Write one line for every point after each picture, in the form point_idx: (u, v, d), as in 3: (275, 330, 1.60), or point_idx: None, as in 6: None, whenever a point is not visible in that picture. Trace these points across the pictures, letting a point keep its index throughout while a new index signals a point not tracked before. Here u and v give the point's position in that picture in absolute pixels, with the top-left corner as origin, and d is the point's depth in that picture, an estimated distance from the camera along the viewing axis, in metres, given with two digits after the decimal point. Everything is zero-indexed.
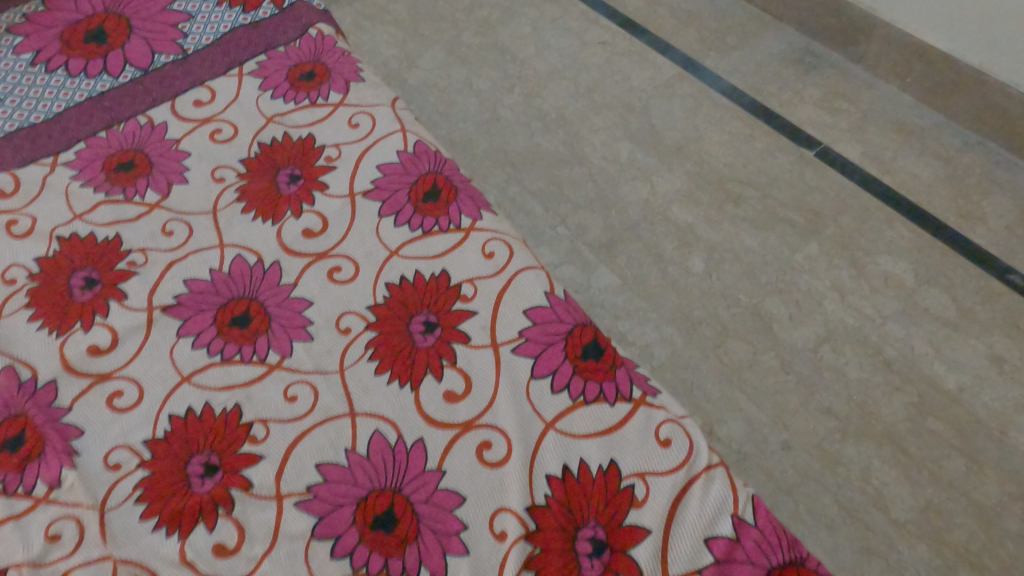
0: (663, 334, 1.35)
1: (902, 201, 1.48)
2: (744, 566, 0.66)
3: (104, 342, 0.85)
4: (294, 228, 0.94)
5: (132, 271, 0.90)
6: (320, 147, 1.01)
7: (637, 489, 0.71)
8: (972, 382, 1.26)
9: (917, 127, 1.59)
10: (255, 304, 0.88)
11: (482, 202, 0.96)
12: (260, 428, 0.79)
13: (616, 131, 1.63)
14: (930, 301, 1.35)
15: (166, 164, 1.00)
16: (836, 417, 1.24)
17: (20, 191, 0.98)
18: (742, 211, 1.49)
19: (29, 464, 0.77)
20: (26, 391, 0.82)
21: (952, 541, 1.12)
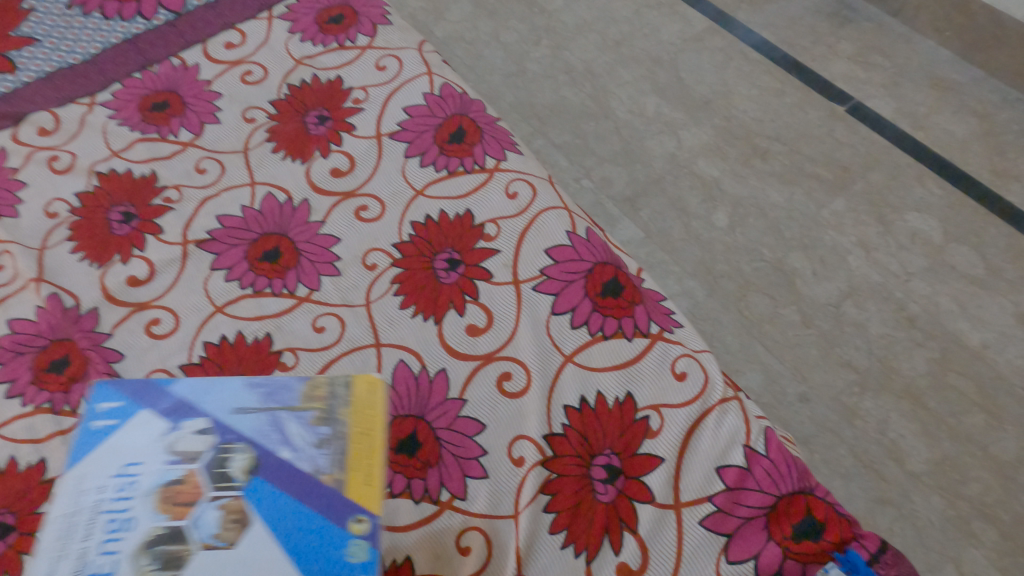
0: (684, 287, 1.36)
1: (935, 157, 1.46)
2: (755, 493, 0.68)
3: (142, 273, 0.89)
4: (323, 168, 0.96)
5: (168, 206, 0.94)
6: (348, 89, 1.03)
7: (652, 420, 0.73)
8: (997, 340, 1.25)
9: (954, 83, 1.55)
10: (285, 240, 0.90)
11: (507, 143, 0.97)
12: (289, 355, 0.82)
13: (643, 85, 1.62)
14: (959, 259, 1.34)
15: (199, 104, 1.02)
16: (856, 371, 1.24)
17: (60, 129, 1.01)
18: (769, 166, 1.47)
19: (75, 385, 0.80)
20: (70, 317, 0.86)
21: (968, 494, 1.13)
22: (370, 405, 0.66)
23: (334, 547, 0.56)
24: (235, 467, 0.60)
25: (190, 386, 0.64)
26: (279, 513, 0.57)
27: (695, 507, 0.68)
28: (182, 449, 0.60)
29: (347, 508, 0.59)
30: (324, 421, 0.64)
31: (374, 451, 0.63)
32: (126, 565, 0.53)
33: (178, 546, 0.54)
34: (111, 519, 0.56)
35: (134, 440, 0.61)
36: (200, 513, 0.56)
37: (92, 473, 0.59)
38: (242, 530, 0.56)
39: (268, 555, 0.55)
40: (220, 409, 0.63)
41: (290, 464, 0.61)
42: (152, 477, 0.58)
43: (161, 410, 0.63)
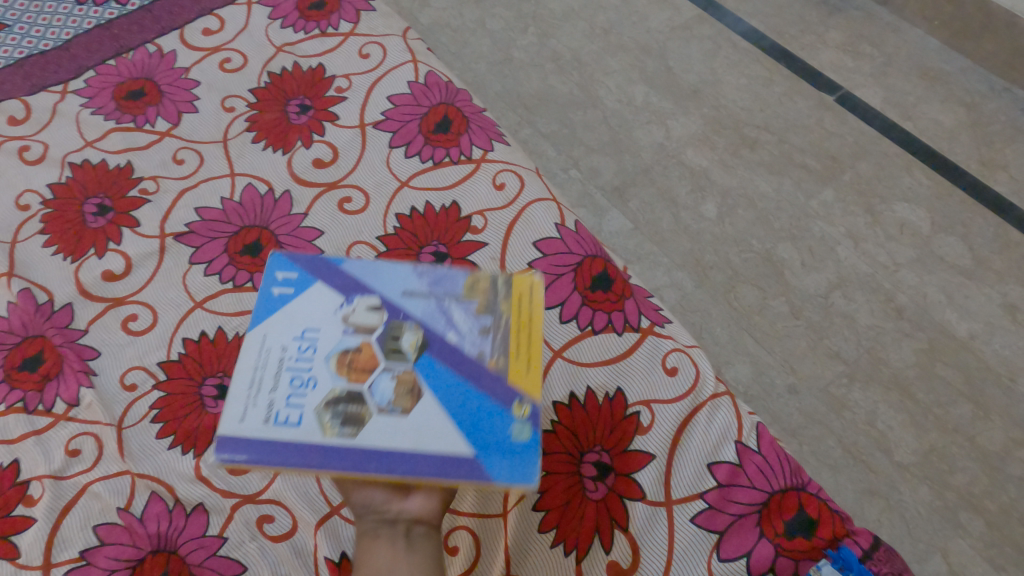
0: (673, 278, 1.34)
1: (923, 147, 1.45)
2: (747, 490, 0.67)
3: (118, 268, 0.86)
4: (305, 158, 0.93)
5: (144, 198, 0.91)
6: (330, 77, 1.00)
7: (643, 416, 0.72)
8: (983, 330, 1.25)
9: (942, 72, 1.54)
10: (266, 233, 0.88)
11: (494, 133, 0.95)
12: None
13: (632, 74, 1.60)
14: (946, 249, 1.33)
15: (176, 93, 0.99)
16: (844, 362, 1.24)
17: (31, 118, 0.97)
18: (758, 156, 1.46)
19: (48, 383, 0.78)
20: (43, 313, 0.83)
21: (955, 484, 1.13)
22: (529, 298, 0.63)
23: (500, 429, 0.56)
24: (409, 341, 0.59)
25: (363, 265, 0.63)
26: (449, 388, 0.57)
27: (686, 505, 0.67)
28: (357, 320, 0.59)
29: (510, 393, 0.58)
30: (488, 312, 0.62)
31: (536, 341, 0.61)
32: (311, 419, 0.54)
33: (358, 408, 0.55)
34: (295, 376, 0.56)
35: (312, 305, 0.60)
36: (377, 380, 0.56)
37: (271, 331, 0.58)
38: (415, 399, 0.56)
39: (438, 428, 0.55)
40: (391, 288, 0.62)
41: (456, 347, 0.59)
42: (329, 339, 0.58)
43: (337, 283, 0.61)
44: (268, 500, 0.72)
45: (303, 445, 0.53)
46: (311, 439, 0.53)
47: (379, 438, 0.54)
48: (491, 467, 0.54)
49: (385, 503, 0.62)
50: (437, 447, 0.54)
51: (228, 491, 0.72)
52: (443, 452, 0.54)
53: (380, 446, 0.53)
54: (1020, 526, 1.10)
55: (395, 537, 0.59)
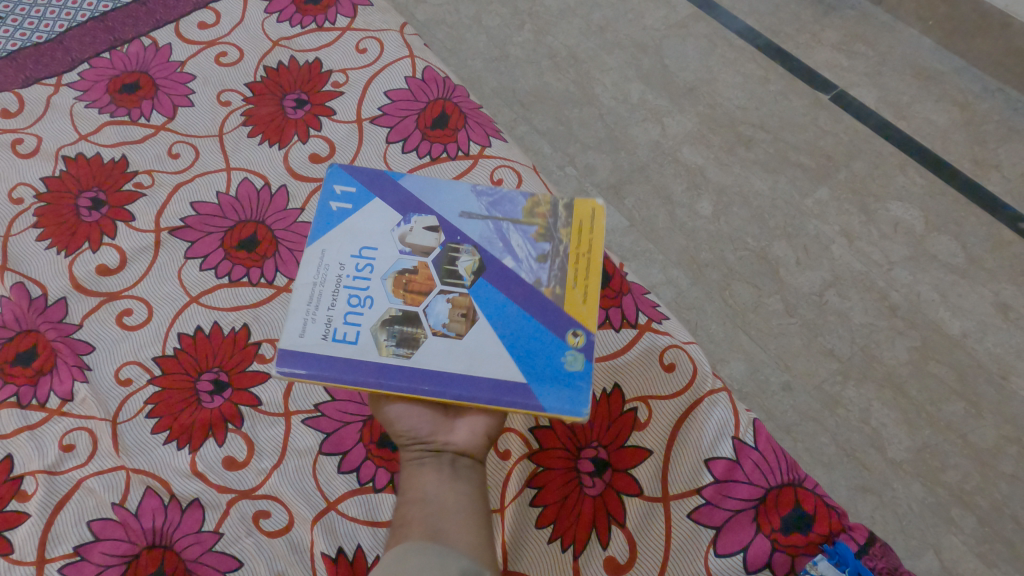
0: (669, 276, 1.35)
1: (917, 146, 1.46)
2: (743, 486, 0.67)
3: (112, 262, 0.85)
4: (301, 153, 0.93)
5: (139, 192, 0.90)
6: (327, 72, 1.00)
7: (640, 412, 0.73)
8: (976, 328, 1.26)
9: (936, 72, 1.55)
10: (262, 228, 0.88)
11: (492, 129, 0.95)
12: (268, 347, 0.80)
13: (628, 71, 1.60)
14: (940, 248, 1.34)
15: (171, 86, 0.99)
16: (839, 359, 1.25)
17: (24, 111, 0.97)
18: (753, 154, 1.46)
19: (42, 377, 0.78)
20: (37, 307, 0.82)
21: (947, 481, 1.14)
22: (589, 225, 0.66)
23: (553, 354, 0.59)
24: (463, 268, 0.63)
25: (421, 188, 0.67)
26: (505, 314, 0.61)
27: (683, 501, 0.68)
28: (413, 242, 0.63)
29: (565, 321, 0.61)
30: (546, 237, 0.65)
31: (592, 269, 0.64)
32: (368, 336, 0.58)
33: (414, 329, 0.58)
34: (353, 295, 0.60)
35: (370, 223, 0.64)
36: (432, 304, 0.60)
37: (332, 248, 0.62)
38: (469, 323, 0.59)
39: (491, 352, 0.58)
40: (448, 209, 0.66)
41: (512, 272, 0.63)
42: (387, 259, 0.62)
43: (395, 202, 0.66)
44: (264, 496, 0.72)
45: (361, 361, 0.57)
46: (369, 355, 0.57)
47: (435, 361, 0.57)
48: (542, 393, 0.57)
49: (430, 434, 0.64)
50: (490, 370, 0.58)
51: (223, 487, 0.72)
52: (496, 376, 0.57)
53: (435, 366, 0.57)
54: (1011, 522, 1.11)
55: (440, 466, 0.62)
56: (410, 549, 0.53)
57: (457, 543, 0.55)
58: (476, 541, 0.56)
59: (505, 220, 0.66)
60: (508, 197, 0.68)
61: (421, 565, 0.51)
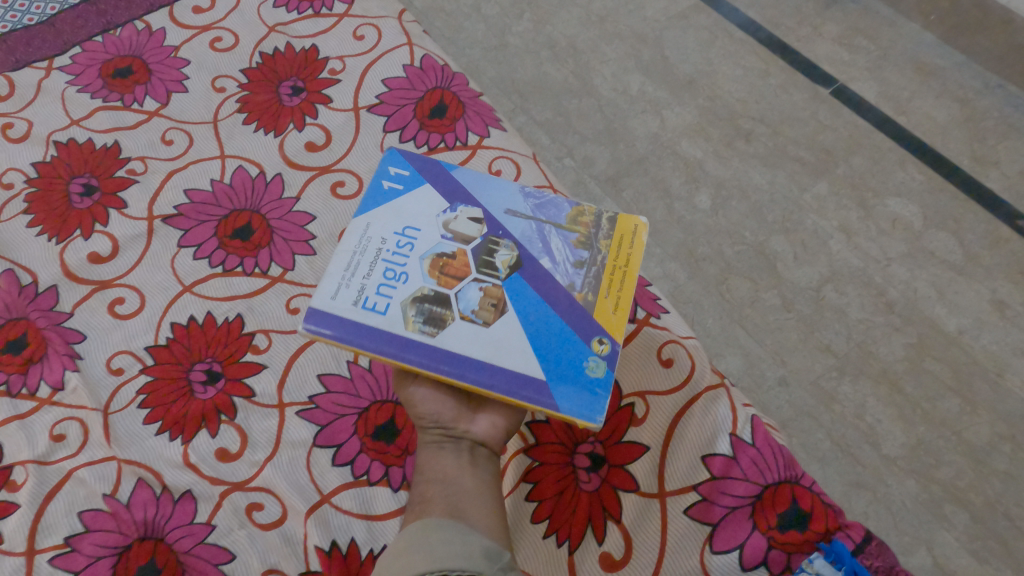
0: (666, 270, 1.34)
1: (916, 142, 1.45)
2: (740, 483, 0.67)
3: (104, 250, 0.84)
4: (297, 141, 0.92)
5: (131, 179, 0.89)
6: (324, 59, 0.98)
7: (637, 407, 0.73)
8: (972, 326, 1.26)
9: (937, 67, 1.54)
10: (257, 218, 0.86)
11: (491, 118, 0.94)
12: (262, 338, 0.79)
13: (627, 62, 1.59)
14: (937, 244, 1.34)
15: (164, 72, 0.97)
16: (835, 355, 1.25)
17: (15, 95, 0.95)
18: (752, 148, 1.46)
19: (32, 366, 0.77)
20: (27, 295, 0.81)
21: (941, 478, 1.14)
22: (632, 239, 0.66)
23: (576, 358, 0.58)
24: (500, 261, 0.63)
25: (471, 181, 0.69)
26: (534, 311, 0.60)
27: (680, 497, 0.68)
28: (456, 229, 0.64)
29: (592, 329, 0.60)
30: (585, 245, 0.65)
31: (629, 281, 0.63)
32: (397, 310, 0.58)
33: (442, 310, 0.58)
34: (389, 269, 0.60)
35: (417, 206, 0.65)
36: (464, 290, 0.60)
37: (375, 223, 0.63)
38: (497, 314, 0.59)
39: (514, 343, 0.58)
40: (495, 205, 0.67)
41: (548, 273, 0.63)
42: (427, 242, 0.63)
43: (446, 190, 0.67)
44: (257, 488, 0.71)
45: (387, 332, 0.57)
46: (395, 328, 0.57)
47: (457, 343, 0.57)
48: (559, 395, 0.56)
49: (453, 420, 0.65)
50: (510, 363, 0.57)
51: (216, 479, 0.71)
52: (515, 370, 0.57)
53: (457, 350, 0.57)
54: (1004, 520, 1.11)
55: (460, 452, 0.63)
56: (433, 525, 0.54)
57: (478, 524, 0.56)
58: (494, 525, 0.57)
59: (548, 223, 0.67)
60: (555, 203, 0.68)
61: (445, 543, 0.52)
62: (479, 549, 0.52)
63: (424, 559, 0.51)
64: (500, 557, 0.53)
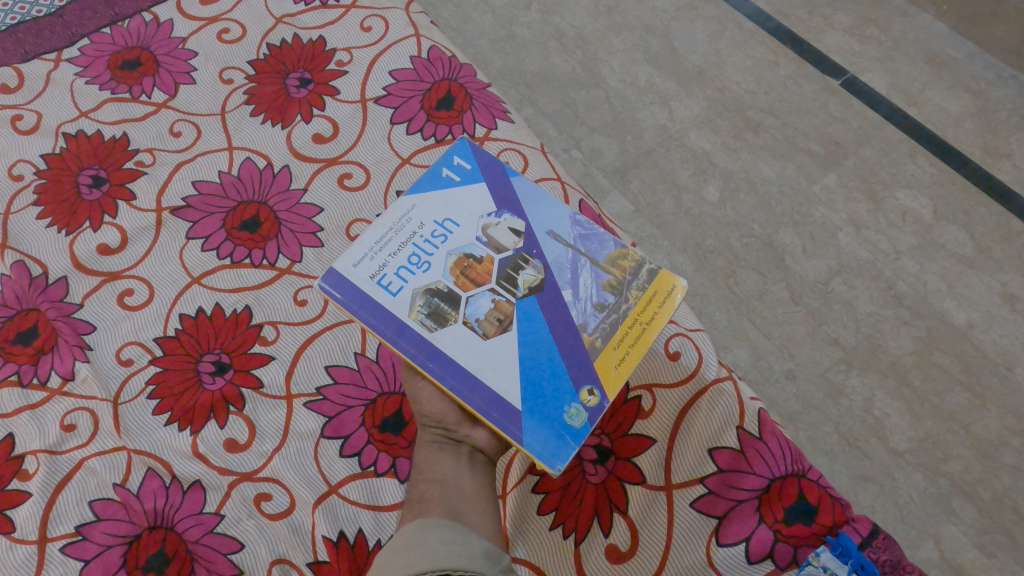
0: (673, 262, 1.34)
1: (928, 134, 1.44)
2: (747, 476, 0.67)
3: (113, 242, 0.85)
4: (305, 133, 0.92)
5: (140, 170, 0.89)
6: (331, 50, 0.98)
7: (644, 400, 0.73)
8: (982, 319, 1.25)
9: (950, 58, 1.51)
10: (264, 209, 0.87)
11: (498, 110, 0.94)
12: (270, 329, 0.79)
13: (635, 54, 1.57)
14: (948, 238, 1.33)
15: (172, 63, 0.97)
16: (843, 348, 1.24)
17: (24, 87, 0.95)
18: (761, 140, 1.45)
19: (43, 357, 0.77)
20: (37, 286, 0.81)
21: (949, 472, 1.14)
22: (666, 297, 0.63)
23: (559, 402, 0.58)
24: (523, 280, 0.63)
25: (526, 191, 0.69)
26: (537, 341, 0.60)
27: (686, 489, 0.68)
28: (493, 236, 0.66)
29: (588, 376, 0.59)
30: (615, 289, 0.63)
31: (646, 339, 0.61)
32: (407, 295, 0.61)
33: (448, 309, 0.60)
34: (415, 254, 0.64)
35: (466, 203, 0.68)
36: (476, 297, 0.61)
37: (420, 208, 0.66)
38: (499, 329, 0.60)
39: (504, 362, 0.59)
40: (540, 223, 0.67)
41: (565, 305, 0.62)
42: (459, 242, 0.65)
43: (499, 196, 0.69)
44: (266, 478, 0.71)
45: (390, 313, 0.60)
46: (399, 312, 0.60)
47: (450, 346, 0.59)
48: (527, 430, 0.56)
49: (455, 424, 0.66)
50: (494, 381, 0.58)
51: (225, 469, 0.72)
52: (496, 390, 0.58)
53: (448, 350, 0.59)
54: (1012, 514, 1.11)
55: (459, 455, 0.65)
56: (433, 525, 0.56)
57: (475, 526, 0.58)
58: (489, 526, 0.60)
59: (586, 256, 0.66)
60: (603, 237, 0.67)
61: (445, 543, 0.55)
62: (480, 550, 0.55)
63: (426, 558, 0.53)
64: (498, 557, 0.56)
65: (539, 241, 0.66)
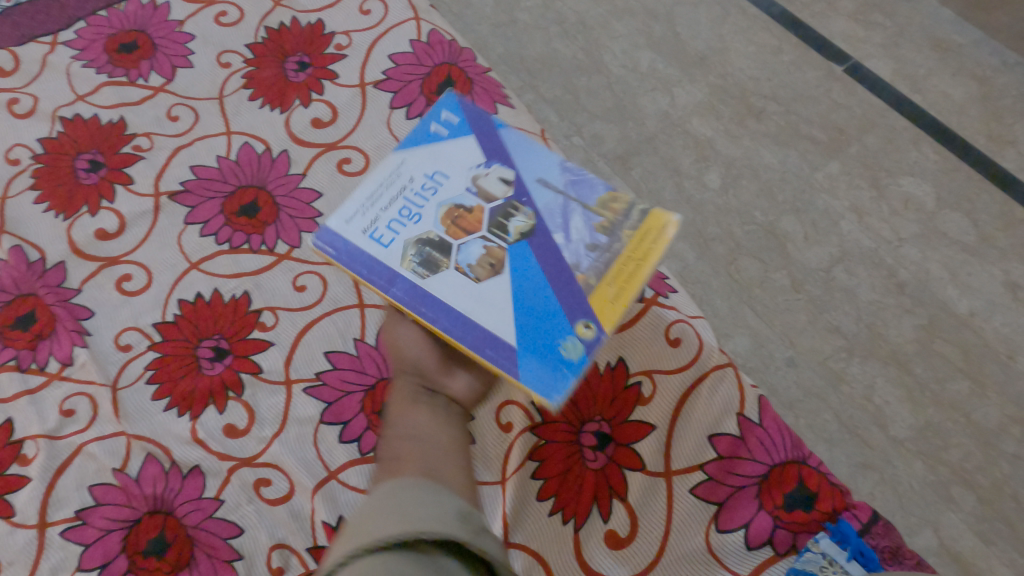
0: (674, 249, 1.33)
1: (932, 121, 1.42)
2: (747, 463, 0.67)
3: (111, 227, 0.84)
4: (303, 117, 0.91)
5: (138, 155, 0.88)
6: (330, 34, 0.97)
7: (645, 386, 0.73)
8: (984, 308, 1.25)
9: (954, 44, 1.50)
10: (263, 194, 0.86)
11: (498, 94, 0.93)
12: (269, 315, 0.79)
13: (638, 39, 1.56)
14: (951, 225, 1.32)
15: (169, 46, 0.96)
16: (844, 336, 1.24)
17: (20, 70, 0.95)
18: (763, 126, 1.44)
19: (42, 342, 0.77)
20: (35, 271, 0.81)
21: (948, 460, 1.14)
22: (658, 234, 0.61)
23: (555, 337, 0.55)
24: (514, 226, 0.60)
25: (515, 140, 0.67)
26: (530, 284, 0.58)
27: (686, 476, 0.68)
28: (482, 184, 0.63)
29: (584, 310, 0.57)
30: (606, 230, 0.61)
31: (640, 273, 0.58)
32: (398, 246, 0.59)
33: (440, 257, 0.58)
34: (406, 207, 0.61)
35: (456, 153, 0.65)
36: (468, 244, 0.59)
37: (409, 161, 0.64)
38: (492, 272, 0.58)
39: (498, 305, 0.57)
40: (529, 172, 0.65)
41: (557, 248, 0.60)
42: (450, 191, 0.62)
43: (488, 144, 0.66)
44: (265, 464, 0.71)
45: (382, 265, 0.58)
46: (390, 262, 0.58)
47: (443, 293, 0.57)
48: (523, 369, 0.54)
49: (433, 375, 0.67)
50: (489, 323, 0.56)
51: (224, 455, 0.71)
52: (490, 333, 0.55)
53: (441, 298, 0.57)
54: (1011, 501, 1.11)
55: (434, 409, 0.66)
56: (408, 483, 0.55)
57: (450, 483, 0.58)
58: (464, 483, 0.60)
59: (577, 201, 0.63)
60: (591, 181, 0.65)
61: (417, 505, 0.52)
62: (451, 508, 0.53)
63: (395, 515, 0.49)
64: (472, 518, 0.53)
65: (529, 188, 0.64)
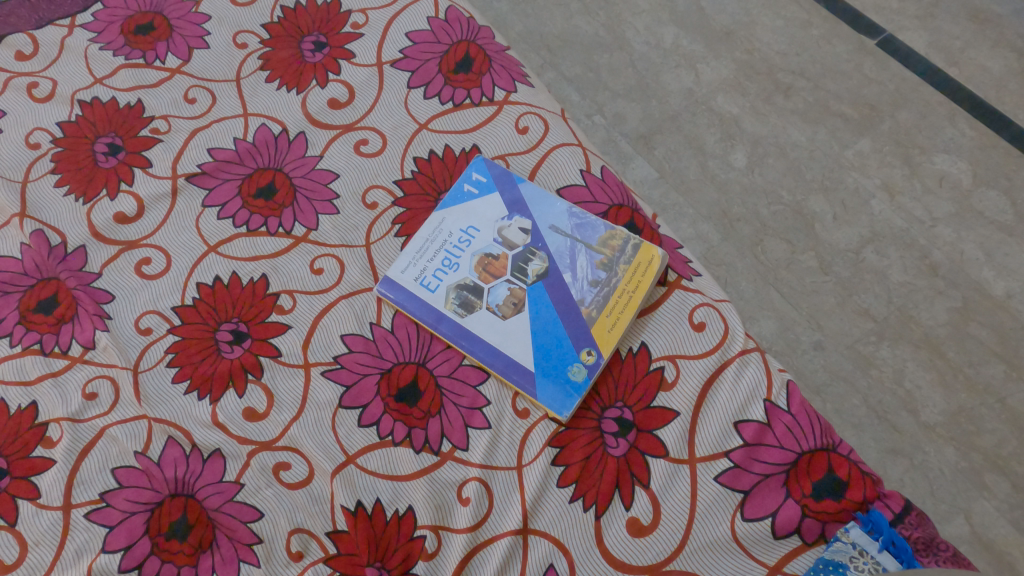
0: (699, 231, 1.31)
1: (969, 95, 1.37)
2: (774, 450, 0.66)
3: (130, 210, 0.84)
4: (319, 98, 0.90)
5: (156, 138, 0.88)
6: (346, 12, 0.95)
7: (668, 371, 0.71)
8: (1021, 290, 1.21)
9: (994, 14, 1.42)
10: (280, 176, 0.85)
11: (517, 73, 0.91)
12: (287, 298, 0.78)
13: (661, 14, 1.51)
14: (987, 204, 1.27)
15: (185, 27, 0.95)
16: (873, 319, 1.20)
17: (39, 54, 0.95)
18: (791, 103, 1.39)
19: (64, 326, 0.77)
20: (56, 255, 0.81)
21: (982, 446, 1.11)
22: (647, 267, 0.74)
23: (564, 362, 0.70)
24: (532, 269, 0.75)
25: (532, 192, 0.80)
26: (544, 318, 0.73)
27: (711, 463, 0.66)
28: (507, 236, 0.78)
29: (587, 340, 0.71)
30: (606, 266, 0.74)
31: (631, 306, 0.72)
32: (443, 291, 0.75)
33: (475, 298, 0.74)
34: (447, 258, 0.77)
35: (484, 209, 0.80)
36: (496, 287, 0.75)
37: (448, 218, 0.80)
38: (515, 310, 0.73)
39: (520, 338, 0.72)
40: (544, 221, 0.78)
41: (566, 286, 0.74)
42: (481, 245, 0.78)
43: (510, 201, 0.80)
44: (284, 447, 0.71)
45: (431, 305, 0.75)
46: (437, 304, 0.75)
47: (478, 327, 0.73)
48: (540, 386, 0.70)
49: None
50: (513, 352, 0.71)
51: (244, 439, 0.71)
52: (515, 358, 0.71)
53: (477, 331, 0.73)
54: None
55: None
56: None
57: None
58: None
59: (583, 243, 0.76)
60: (594, 223, 0.78)
61: None
62: None
63: None
64: None
65: (544, 234, 0.78)
